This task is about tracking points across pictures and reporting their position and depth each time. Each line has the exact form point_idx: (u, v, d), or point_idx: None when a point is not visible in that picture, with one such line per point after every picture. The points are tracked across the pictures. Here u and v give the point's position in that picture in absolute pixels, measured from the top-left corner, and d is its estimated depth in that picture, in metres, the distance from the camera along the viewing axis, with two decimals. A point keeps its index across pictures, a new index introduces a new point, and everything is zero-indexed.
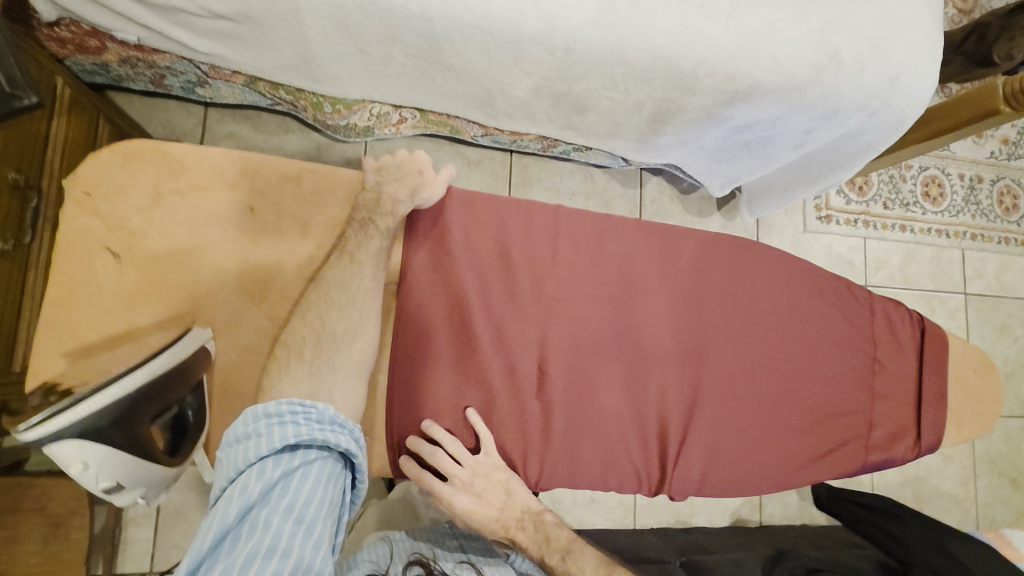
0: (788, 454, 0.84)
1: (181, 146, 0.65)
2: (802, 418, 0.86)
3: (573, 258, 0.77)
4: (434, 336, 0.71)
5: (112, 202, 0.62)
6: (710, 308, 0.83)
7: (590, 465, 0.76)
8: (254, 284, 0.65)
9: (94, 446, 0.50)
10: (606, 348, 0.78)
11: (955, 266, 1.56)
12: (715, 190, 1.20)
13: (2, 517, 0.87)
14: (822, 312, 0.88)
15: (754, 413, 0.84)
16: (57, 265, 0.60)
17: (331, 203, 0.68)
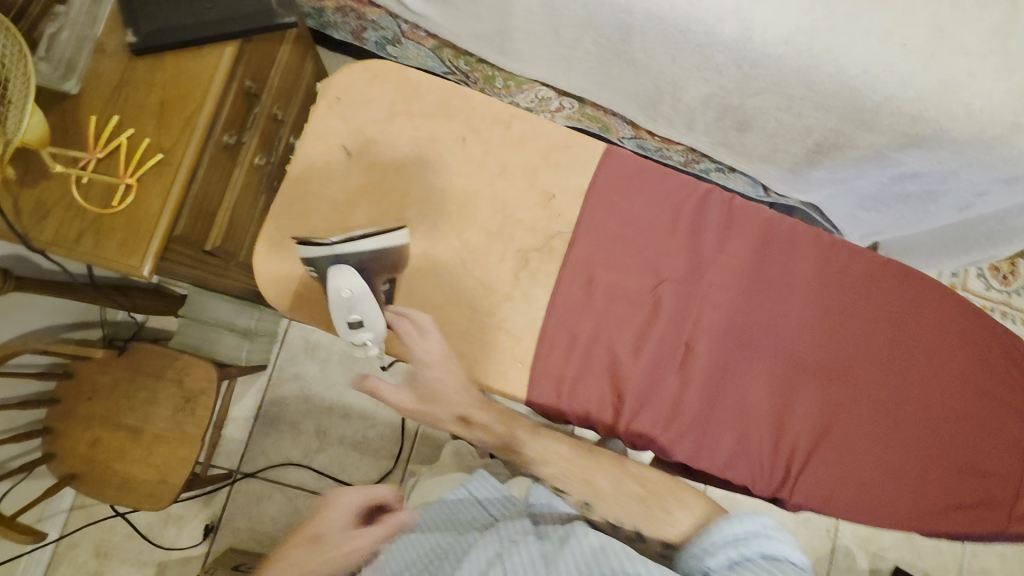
0: (945, 512, 0.72)
1: (419, 74, 0.74)
2: (967, 478, 0.73)
3: (732, 244, 0.74)
4: (578, 289, 0.71)
5: (356, 109, 0.73)
6: (871, 326, 0.75)
7: (713, 454, 0.70)
8: (453, 205, 0.72)
9: (352, 274, 0.63)
10: (749, 340, 0.73)
11: None
12: (854, 239, 1.13)
13: (150, 378, 1.00)
14: (1004, 369, 0.77)
15: (909, 455, 0.73)
16: (302, 152, 0.72)
17: (530, 149, 0.73)
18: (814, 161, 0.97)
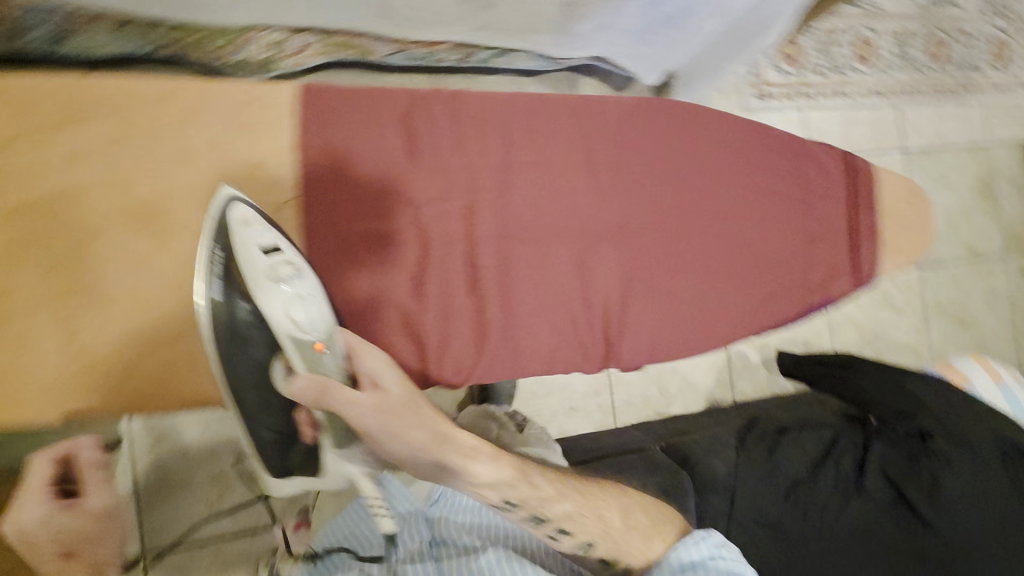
0: (730, 316, 1.17)
1: (83, 90, 0.89)
2: (741, 277, 1.17)
3: (478, 145, 1.04)
4: (335, 237, 0.97)
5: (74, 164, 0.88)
6: (605, 171, 1.11)
7: (541, 343, 1.06)
8: (141, 212, 0.90)
9: (249, 239, 0.85)
10: (543, 236, 1.07)
11: (862, 118, 1.86)
12: (645, 78, 1.17)
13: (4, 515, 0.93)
14: (728, 186, 1.17)
15: (695, 283, 1.15)
16: (52, 222, 0.87)
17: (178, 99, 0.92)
18: (569, 19, 0.95)
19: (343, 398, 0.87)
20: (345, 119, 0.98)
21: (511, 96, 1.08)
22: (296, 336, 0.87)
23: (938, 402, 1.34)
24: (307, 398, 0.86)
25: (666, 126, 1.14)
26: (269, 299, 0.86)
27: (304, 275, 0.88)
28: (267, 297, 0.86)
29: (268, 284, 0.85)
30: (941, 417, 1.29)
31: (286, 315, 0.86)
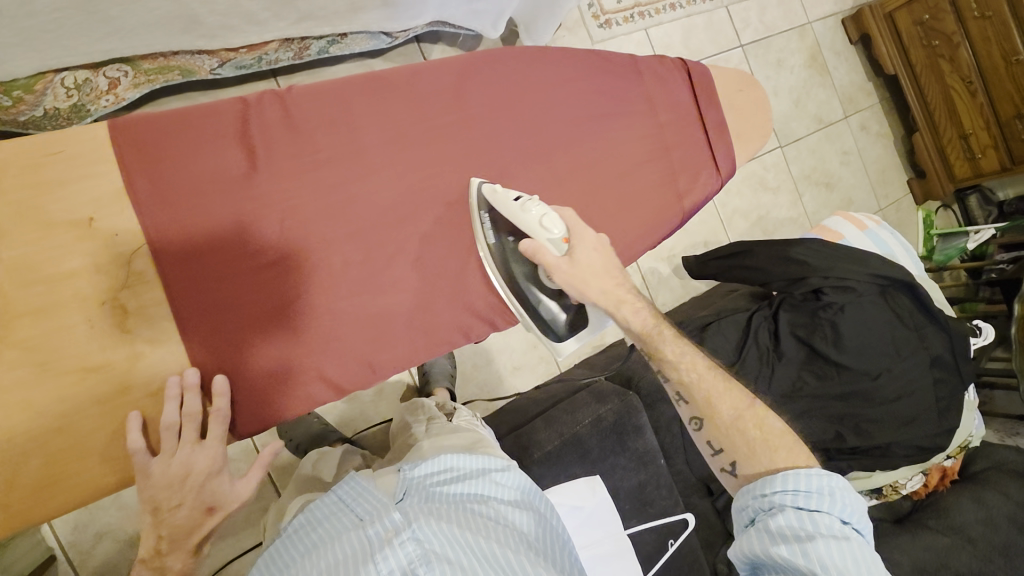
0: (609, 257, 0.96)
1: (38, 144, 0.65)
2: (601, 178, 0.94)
3: (330, 115, 0.78)
4: (272, 229, 0.74)
5: None
6: (422, 102, 0.84)
7: None
8: (68, 329, 0.64)
9: (493, 194, 0.82)
10: (429, 172, 0.82)
11: (788, 160, 2.60)
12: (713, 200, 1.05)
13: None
14: (563, 84, 0.93)
15: (581, 192, 0.93)
16: None
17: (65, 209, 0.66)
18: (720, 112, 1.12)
19: (581, 274, 0.83)
20: (346, 98, 0.80)
21: (389, 80, 0.83)
22: (553, 243, 0.81)
23: (906, 314, 1.66)
24: (560, 273, 0.82)
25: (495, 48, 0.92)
26: (526, 220, 0.80)
27: (704, 103, 1.02)
28: (525, 224, 0.80)
29: (520, 213, 0.80)
30: (893, 370, 1.59)
31: (540, 227, 0.80)
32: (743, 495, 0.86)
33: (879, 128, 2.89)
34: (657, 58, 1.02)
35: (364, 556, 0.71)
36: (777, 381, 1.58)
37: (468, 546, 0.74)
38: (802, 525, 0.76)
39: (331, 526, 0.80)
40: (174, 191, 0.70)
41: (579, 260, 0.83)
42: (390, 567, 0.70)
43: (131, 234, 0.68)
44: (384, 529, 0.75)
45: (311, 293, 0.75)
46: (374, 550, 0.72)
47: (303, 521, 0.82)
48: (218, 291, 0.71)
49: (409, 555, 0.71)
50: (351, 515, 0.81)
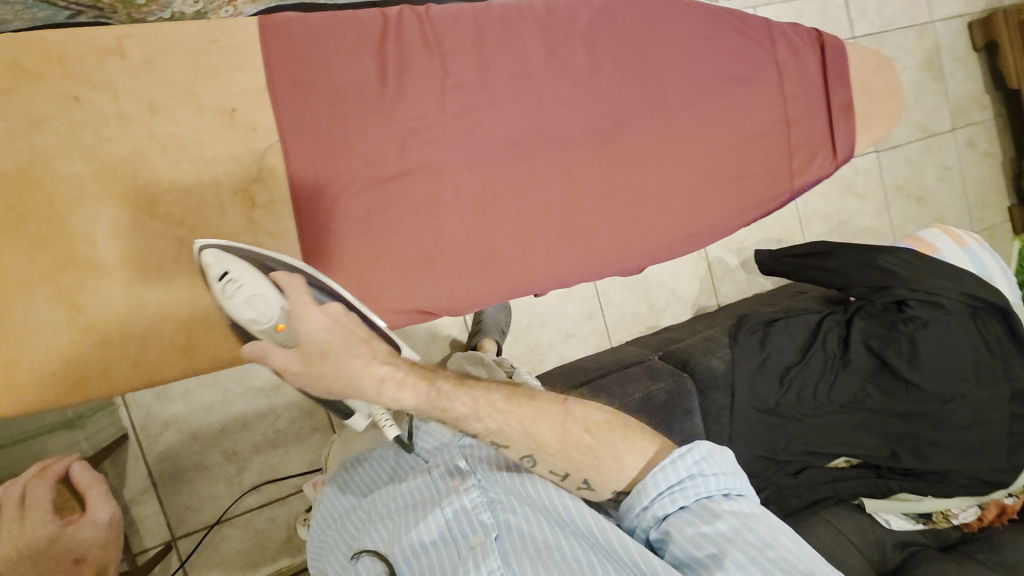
0: (708, 227, 0.92)
1: (193, 29, 0.68)
2: (712, 144, 0.91)
3: (461, 40, 0.78)
4: (391, 143, 0.75)
5: (119, 130, 0.65)
6: (549, 40, 0.82)
7: (650, 231, 0.88)
8: (198, 212, 0.68)
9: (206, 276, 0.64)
10: (544, 112, 0.82)
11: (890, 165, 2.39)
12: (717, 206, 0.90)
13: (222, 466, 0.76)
14: (692, 42, 0.90)
15: (690, 155, 0.90)
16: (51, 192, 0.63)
17: (210, 98, 0.68)
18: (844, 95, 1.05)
19: (315, 379, 0.58)
20: (479, 25, 0.79)
21: (522, 11, 0.82)
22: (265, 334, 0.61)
23: (995, 341, 1.51)
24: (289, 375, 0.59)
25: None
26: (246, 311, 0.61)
27: (832, 82, 0.97)
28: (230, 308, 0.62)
29: (222, 299, 0.62)
30: (968, 396, 1.46)
31: (244, 316, 0.61)
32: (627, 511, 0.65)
33: (987, 146, 2.57)
34: (793, 26, 0.97)
35: (428, 501, 0.66)
36: (836, 390, 1.47)
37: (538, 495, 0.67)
38: (703, 533, 0.57)
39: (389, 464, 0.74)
40: (310, 93, 0.71)
41: (307, 349, 0.59)
42: (454, 512, 0.65)
43: (269, 129, 0.70)
44: (447, 474, 0.69)
45: (416, 211, 0.76)
46: (439, 494, 0.67)
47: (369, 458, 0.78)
48: (338, 195, 0.73)
49: (475, 502, 0.65)
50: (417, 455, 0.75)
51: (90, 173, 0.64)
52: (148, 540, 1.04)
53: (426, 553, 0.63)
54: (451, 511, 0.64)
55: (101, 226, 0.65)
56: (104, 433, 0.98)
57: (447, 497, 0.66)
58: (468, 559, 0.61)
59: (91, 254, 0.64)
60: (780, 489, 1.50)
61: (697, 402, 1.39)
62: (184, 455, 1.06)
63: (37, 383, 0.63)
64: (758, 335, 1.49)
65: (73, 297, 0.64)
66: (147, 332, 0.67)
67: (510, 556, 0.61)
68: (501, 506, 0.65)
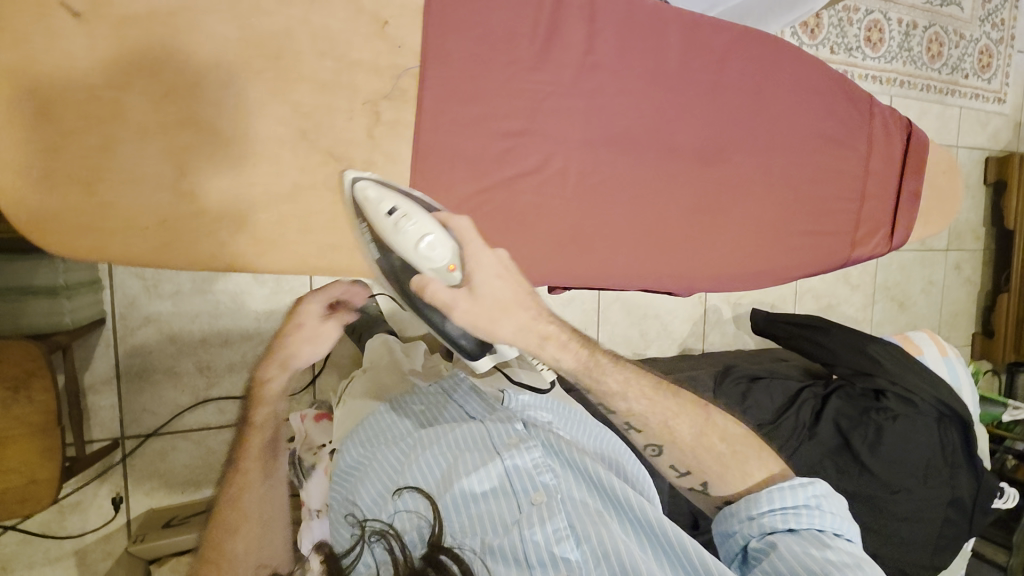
0: (770, 268, 0.96)
1: None
2: (793, 197, 0.95)
3: (613, 24, 0.78)
4: (520, 101, 0.75)
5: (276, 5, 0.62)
6: (687, 53, 0.83)
7: (717, 260, 0.91)
8: (322, 112, 0.65)
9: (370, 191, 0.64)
10: (661, 118, 0.83)
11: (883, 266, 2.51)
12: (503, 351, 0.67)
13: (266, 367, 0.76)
14: (807, 94, 0.93)
15: (774, 199, 0.94)
16: (193, 47, 0.59)
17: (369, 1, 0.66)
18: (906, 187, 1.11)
19: (486, 309, 0.58)
20: (632, 14, 0.79)
21: (671, 13, 0.82)
22: (436, 274, 0.59)
23: (950, 448, 1.56)
24: (459, 313, 0.57)
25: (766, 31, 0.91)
26: (402, 241, 0.61)
27: (909, 172, 1.03)
28: (400, 247, 0.62)
29: (393, 232, 0.62)
30: (915, 491, 1.50)
31: (416, 253, 0.60)
32: (723, 516, 0.74)
33: (971, 274, 2.55)
34: (892, 109, 1.02)
35: (491, 455, 0.80)
36: (795, 458, 1.50)
37: (591, 466, 0.82)
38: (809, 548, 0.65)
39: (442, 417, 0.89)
40: (465, 29, 0.70)
41: (480, 292, 0.58)
42: (515, 468, 0.79)
43: (415, 52, 0.69)
44: (507, 433, 0.83)
45: (523, 175, 0.76)
46: (498, 451, 0.80)
47: (410, 407, 0.92)
48: (461, 138, 0.72)
49: (534, 463, 0.79)
50: (460, 409, 0.90)
51: (232, 40, 0.61)
52: (95, 432, 1.05)
53: (481, 499, 0.76)
54: (513, 463, 0.79)
55: (232, 95, 0.61)
56: (81, 311, 0.92)
57: (511, 452, 0.80)
58: (529, 512, 0.74)
59: (214, 123, 0.61)
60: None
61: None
62: (156, 355, 1.06)
63: (119, 236, 0.60)
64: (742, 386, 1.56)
65: (182, 159, 0.60)
66: (237, 216, 0.64)
67: (570, 517, 0.75)
68: (557, 472, 0.79)
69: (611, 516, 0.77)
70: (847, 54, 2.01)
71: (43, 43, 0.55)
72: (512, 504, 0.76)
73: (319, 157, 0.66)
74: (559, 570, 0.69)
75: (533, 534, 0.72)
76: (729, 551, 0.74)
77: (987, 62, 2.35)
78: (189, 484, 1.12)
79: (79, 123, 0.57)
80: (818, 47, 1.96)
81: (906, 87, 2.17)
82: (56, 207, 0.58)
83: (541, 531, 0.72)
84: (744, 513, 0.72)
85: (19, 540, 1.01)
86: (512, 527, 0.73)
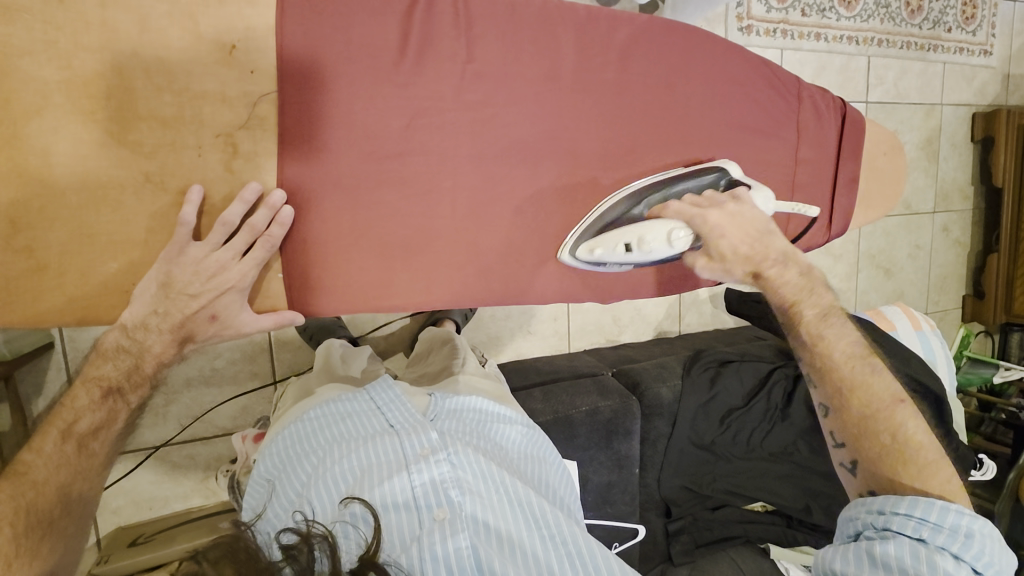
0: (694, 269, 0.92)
1: None
2: None
3: (494, 28, 0.73)
4: (395, 119, 0.70)
5: (104, 42, 0.58)
6: (582, 51, 0.78)
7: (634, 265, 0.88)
8: (168, 150, 0.62)
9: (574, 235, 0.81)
10: (558, 122, 0.79)
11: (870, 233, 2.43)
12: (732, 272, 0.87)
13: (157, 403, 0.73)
14: (723, 83, 0.88)
15: None
16: (13, 95, 0.57)
17: (210, 27, 0.62)
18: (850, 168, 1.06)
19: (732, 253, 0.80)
20: (514, 17, 0.74)
21: (560, 11, 0.77)
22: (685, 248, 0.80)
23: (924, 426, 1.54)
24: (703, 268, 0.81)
25: (674, 20, 0.85)
26: (657, 248, 0.79)
27: (844, 156, 0.97)
28: (658, 253, 0.79)
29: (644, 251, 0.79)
30: None
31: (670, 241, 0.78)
32: (856, 504, 0.86)
33: (961, 236, 2.46)
34: (822, 91, 0.96)
35: (400, 467, 0.83)
36: (769, 440, 1.52)
37: (503, 481, 0.84)
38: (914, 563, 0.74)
39: (360, 424, 0.91)
40: (323, 47, 0.66)
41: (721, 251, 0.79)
42: (423, 483, 0.81)
43: (268, 76, 0.64)
44: (420, 445, 0.85)
45: (406, 195, 0.73)
46: (408, 463, 0.83)
47: (333, 409, 0.93)
48: (331, 162, 0.69)
49: (443, 477, 0.81)
50: (381, 415, 0.92)
51: (58, 84, 0.58)
52: None
53: (388, 511, 0.79)
54: (420, 477, 0.81)
55: (64, 142, 0.58)
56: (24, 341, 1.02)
57: (420, 467, 0.82)
58: (433, 529, 0.77)
59: (45, 171, 0.58)
60: (696, 521, 1.54)
61: (638, 425, 1.41)
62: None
63: None
64: (710, 372, 1.52)
65: (11, 213, 0.58)
66: (86, 266, 0.61)
67: (475, 535, 0.76)
68: (466, 486, 0.81)
69: (520, 532, 0.79)
70: (819, 16, 1.91)
71: None
72: (416, 519, 0.78)
73: (170, 197, 0.63)
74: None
75: (434, 550, 0.74)
76: (848, 530, 0.86)
77: (971, 14, 2.23)
78: None
79: None
80: (787, 10, 1.86)
81: (883, 45, 2.07)
82: None
83: (444, 545, 0.74)
84: (875, 506, 0.82)
85: None
86: (414, 543, 0.75)
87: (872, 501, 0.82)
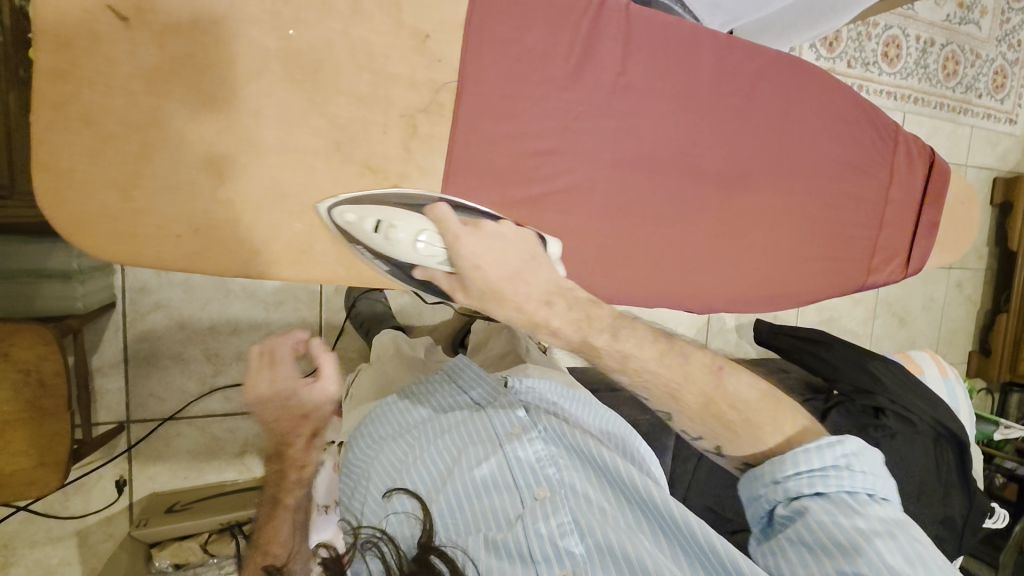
0: (786, 292, 0.99)
1: None
2: (814, 223, 0.96)
3: (647, 47, 0.78)
4: (551, 120, 0.75)
5: (317, 16, 0.62)
6: (717, 76, 0.84)
7: (734, 281, 0.93)
8: (356, 124, 0.66)
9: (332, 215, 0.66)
10: (688, 140, 0.84)
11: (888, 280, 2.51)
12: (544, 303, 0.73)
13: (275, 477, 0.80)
14: (833, 121, 0.94)
15: (794, 222, 0.95)
16: (234, 56, 0.60)
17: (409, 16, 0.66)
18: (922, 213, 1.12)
19: (489, 245, 0.62)
20: (666, 37, 0.79)
21: (705, 37, 0.82)
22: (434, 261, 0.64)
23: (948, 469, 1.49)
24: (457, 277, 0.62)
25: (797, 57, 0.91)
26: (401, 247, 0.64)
27: (927, 202, 1.04)
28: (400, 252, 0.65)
29: (387, 243, 0.65)
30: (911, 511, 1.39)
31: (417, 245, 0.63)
32: (742, 480, 0.62)
33: (973, 293, 2.55)
34: (915, 139, 1.03)
35: (491, 446, 0.75)
36: None
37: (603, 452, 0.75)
38: (847, 527, 0.53)
39: (444, 405, 0.84)
40: (503, 47, 0.70)
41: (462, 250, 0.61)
42: (519, 460, 0.73)
43: (451, 67, 0.69)
44: (511, 422, 0.77)
45: (551, 192, 0.77)
46: (500, 442, 0.75)
47: (415, 395, 0.87)
48: (490, 153, 0.73)
49: (539, 454, 0.73)
50: (465, 394, 0.84)
51: (275, 53, 0.61)
52: (101, 414, 1.03)
53: (481, 493, 0.71)
54: (515, 455, 0.73)
55: (272, 105, 0.62)
56: (96, 296, 0.88)
57: (513, 443, 0.74)
58: (533, 508, 0.69)
59: (250, 130, 0.62)
60: None
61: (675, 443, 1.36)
62: (166, 341, 1.05)
63: (153, 238, 0.61)
64: None
65: (217, 167, 0.61)
66: (268, 223, 0.64)
67: (577, 510, 0.68)
68: (563, 462, 0.73)
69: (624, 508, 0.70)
70: (863, 69, 2.01)
71: (87, 47, 0.55)
72: (514, 498, 0.70)
73: (352, 169, 0.67)
74: (564, 567, 0.64)
75: (536, 529, 0.66)
76: (751, 512, 0.61)
77: (1001, 83, 2.35)
78: (187, 471, 1.10)
79: (114, 127, 0.57)
80: (835, 60, 1.95)
81: (919, 104, 2.17)
82: (95, 210, 0.58)
83: (547, 525, 0.66)
84: (767, 476, 0.59)
85: (22, 519, 1.00)
86: (515, 523, 0.68)
87: (760, 471, 0.59)
